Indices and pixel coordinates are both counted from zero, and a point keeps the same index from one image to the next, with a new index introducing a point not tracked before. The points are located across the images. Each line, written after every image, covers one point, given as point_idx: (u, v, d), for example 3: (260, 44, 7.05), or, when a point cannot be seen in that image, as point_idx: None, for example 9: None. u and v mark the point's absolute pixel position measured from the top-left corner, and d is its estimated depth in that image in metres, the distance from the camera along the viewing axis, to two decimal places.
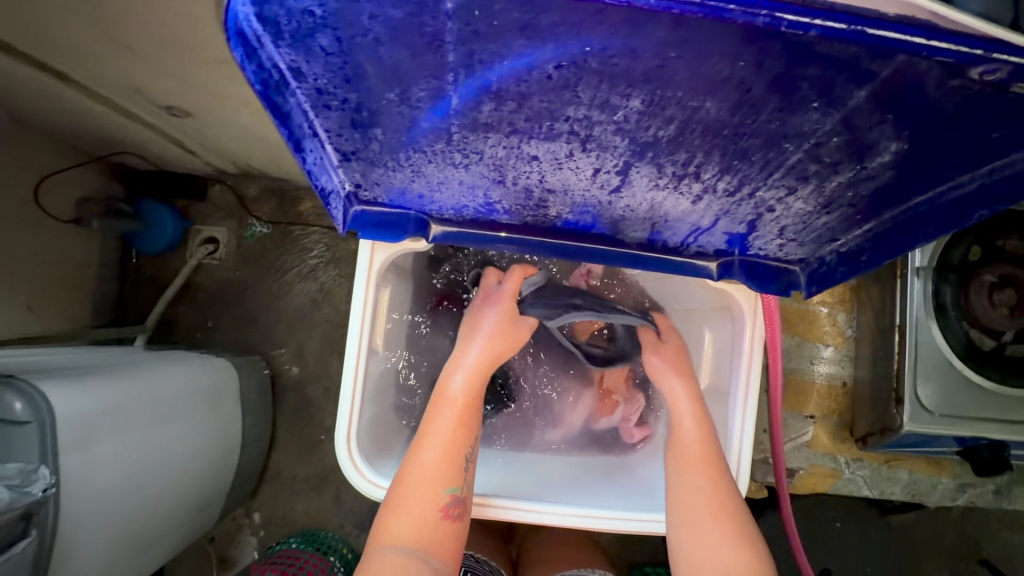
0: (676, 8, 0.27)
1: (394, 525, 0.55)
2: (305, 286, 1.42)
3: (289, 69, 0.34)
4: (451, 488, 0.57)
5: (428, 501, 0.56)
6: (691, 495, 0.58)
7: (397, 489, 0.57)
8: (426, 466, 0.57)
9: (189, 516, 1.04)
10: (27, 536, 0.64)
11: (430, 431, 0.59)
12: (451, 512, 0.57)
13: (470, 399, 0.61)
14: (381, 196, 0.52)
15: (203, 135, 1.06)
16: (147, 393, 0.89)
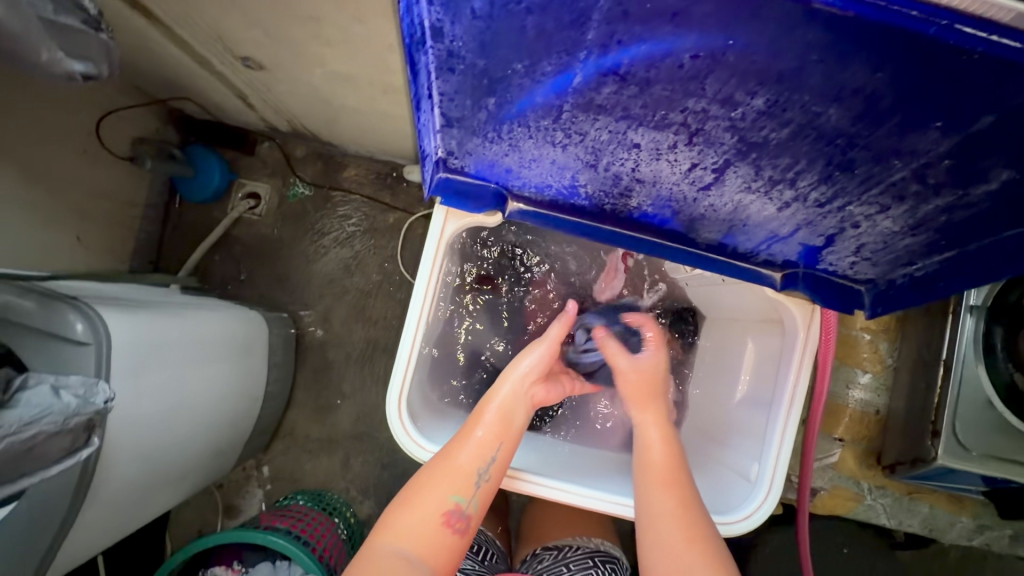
0: (852, 9, 0.28)
1: (397, 522, 0.56)
2: (339, 252, 1.44)
3: (432, 27, 0.36)
4: (457, 497, 0.58)
5: (438, 505, 0.57)
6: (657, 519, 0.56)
7: (410, 489, 0.59)
8: (444, 473, 0.59)
9: (209, 459, 1.06)
10: (91, 444, 0.65)
11: (460, 441, 0.62)
12: (456, 528, 0.57)
13: (502, 413, 0.64)
14: (468, 165, 0.53)
15: (268, 90, 1.08)
16: (190, 333, 0.91)
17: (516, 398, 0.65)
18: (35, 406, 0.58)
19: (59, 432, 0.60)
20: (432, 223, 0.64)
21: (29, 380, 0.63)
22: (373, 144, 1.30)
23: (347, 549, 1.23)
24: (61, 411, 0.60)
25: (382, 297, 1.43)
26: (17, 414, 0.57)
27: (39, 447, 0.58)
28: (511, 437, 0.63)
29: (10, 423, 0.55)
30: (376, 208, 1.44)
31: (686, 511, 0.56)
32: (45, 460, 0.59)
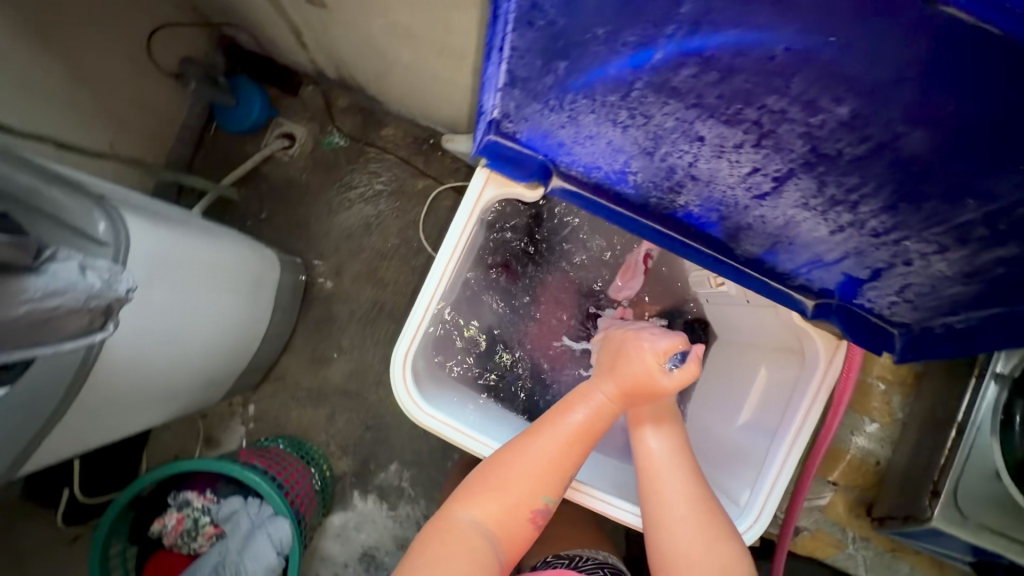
0: (977, 16, 0.27)
1: (482, 508, 0.59)
2: (363, 208, 1.43)
3: None
4: (546, 497, 0.60)
5: (522, 497, 0.59)
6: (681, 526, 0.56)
7: (495, 478, 0.60)
8: (527, 467, 0.59)
9: (200, 386, 1.07)
10: (104, 329, 0.64)
11: (548, 435, 0.61)
12: (536, 519, 0.60)
13: (591, 429, 0.61)
14: (520, 132, 0.51)
15: (323, 31, 1.07)
16: (205, 255, 0.91)
17: (613, 406, 0.62)
18: (58, 279, 0.57)
19: (78, 311, 0.59)
20: (470, 186, 0.63)
21: (58, 255, 0.60)
22: (416, 107, 1.29)
23: (317, 500, 1.23)
24: (84, 290, 0.59)
25: (397, 261, 1.42)
26: (42, 281, 0.56)
27: (55, 322, 0.57)
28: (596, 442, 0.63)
29: (33, 289, 0.54)
30: (407, 171, 1.43)
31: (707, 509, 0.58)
32: (64, 335, 0.59)
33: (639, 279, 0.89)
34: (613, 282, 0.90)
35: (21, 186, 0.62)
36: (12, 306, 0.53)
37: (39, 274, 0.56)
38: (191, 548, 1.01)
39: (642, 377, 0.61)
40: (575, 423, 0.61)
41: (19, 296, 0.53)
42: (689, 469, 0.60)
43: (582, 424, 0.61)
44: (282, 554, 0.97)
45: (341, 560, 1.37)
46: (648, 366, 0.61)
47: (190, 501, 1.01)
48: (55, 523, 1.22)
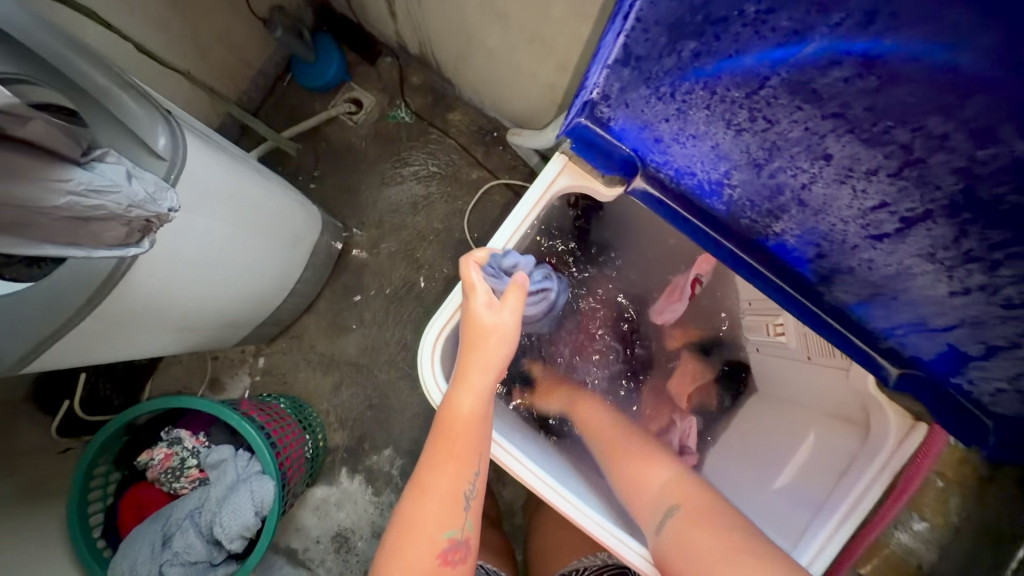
0: None
1: None
2: (413, 186, 1.42)
3: None
4: (451, 532, 0.56)
5: (426, 546, 0.54)
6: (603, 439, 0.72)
7: (397, 552, 0.54)
8: (422, 516, 0.55)
9: (218, 327, 1.05)
10: (140, 245, 0.61)
11: (433, 469, 0.56)
12: (451, 557, 0.56)
13: (469, 427, 0.57)
14: (614, 119, 0.49)
15: (420, 2, 1.06)
16: (255, 195, 0.90)
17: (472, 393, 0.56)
18: (104, 178, 0.55)
19: (117, 219, 0.56)
20: (544, 172, 0.59)
21: (108, 157, 0.57)
22: (489, 97, 1.27)
23: (306, 468, 1.20)
24: (127, 197, 0.56)
25: (436, 246, 1.40)
26: (86, 177, 0.54)
27: (93, 223, 0.56)
28: (484, 434, 0.58)
29: (74, 182, 0.53)
30: (465, 159, 1.41)
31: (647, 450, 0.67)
32: (100, 242, 0.57)
33: (683, 304, 0.83)
34: (656, 303, 0.86)
35: (85, 79, 0.59)
36: (50, 194, 0.51)
37: (84, 170, 0.54)
38: (172, 488, 0.98)
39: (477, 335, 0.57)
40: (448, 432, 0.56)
41: (61, 186, 0.52)
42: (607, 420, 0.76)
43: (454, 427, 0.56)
44: (260, 515, 0.93)
45: (315, 534, 1.33)
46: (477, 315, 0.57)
47: (182, 440, 0.98)
48: (51, 429, 1.20)
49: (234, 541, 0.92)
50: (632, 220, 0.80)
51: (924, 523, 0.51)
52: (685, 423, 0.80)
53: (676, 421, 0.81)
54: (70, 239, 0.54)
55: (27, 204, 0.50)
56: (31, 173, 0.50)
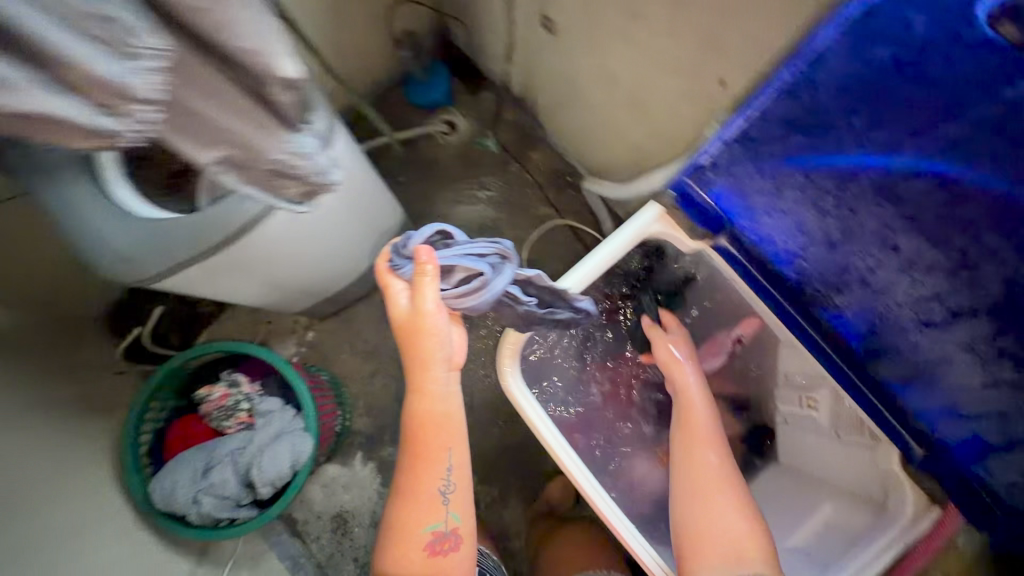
0: None
1: (404, 563, 0.77)
2: (485, 209, 1.54)
3: (820, 54, 0.51)
4: (434, 525, 0.79)
5: (416, 537, 0.78)
6: (704, 469, 0.75)
7: (402, 544, 0.78)
8: (412, 515, 0.78)
9: (290, 294, 1.15)
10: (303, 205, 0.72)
11: (413, 478, 0.78)
12: (437, 541, 0.79)
13: (430, 423, 0.77)
14: (713, 181, 0.60)
15: (537, 54, 1.20)
16: (365, 189, 1.01)
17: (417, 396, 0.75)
18: (305, 145, 0.65)
19: (302, 179, 0.67)
20: (640, 215, 0.70)
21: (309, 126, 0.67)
22: (573, 146, 1.40)
23: (330, 441, 1.26)
24: (315, 164, 0.67)
25: None
26: (296, 143, 0.64)
27: (280, 178, 0.65)
28: (442, 439, 0.78)
29: (289, 144, 0.62)
30: (537, 196, 1.54)
31: (729, 478, 0.75)
32: (279, 194, 0.67)
33: (720, 357, 0.90)
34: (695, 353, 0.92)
35: None
36: (274, 149, 0.61)
37: (297, 136, 0.64)
38: (220, 425, 1.06)
39: (405, 337, 0.72)
40: (417, 434, 0.77)
41: (280, 145, 0.62)
42: (712, 437, 0.78)
43: (418, 430, 0.77)
44: (294, 468, 1.01)
45: (316, 509, 1.37)
46: (400, 318, 0.71)
47: (238, 384, 1.06)
48: (116, 350, 1.31)
49: (264, 487, 0.99)
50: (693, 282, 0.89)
51: None
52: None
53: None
54: (266, 187, 0.65)
55: (256, 150, 0.60)
56: (267, 130, 0.59)
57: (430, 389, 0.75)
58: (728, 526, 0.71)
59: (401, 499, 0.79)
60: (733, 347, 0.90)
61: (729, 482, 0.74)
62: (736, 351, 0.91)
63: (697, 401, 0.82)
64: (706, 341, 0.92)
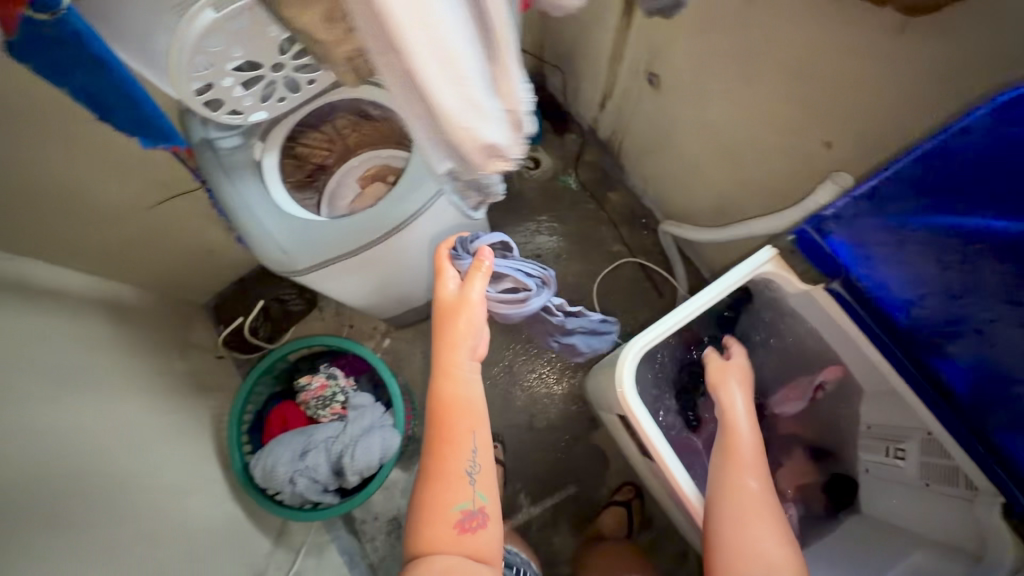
0: None
1: (433, 542, 0.76)
2: (560, 241, 1.63)
3: (948, 138, 0.58)
4: (463, 505, 0.78)
5: (445, 517, 0.77)
6: (744, 492, 0.77)
7: (431, 522, 0.77)
8: (442, 493, 0.78)
9: (387, 300, 1.25)
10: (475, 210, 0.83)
11: (445, 455, 0.81)
12: (466, 522, 0.78)
13: (466, 398, 0.84)
14: (840, 232, 0.72)
15: (634, 104, 1.30)
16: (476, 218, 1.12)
17: (454, 373, 0.84)
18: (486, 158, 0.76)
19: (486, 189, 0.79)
20: (756, 255, 0.82)
21: None
22: (655, 190, 1.48)
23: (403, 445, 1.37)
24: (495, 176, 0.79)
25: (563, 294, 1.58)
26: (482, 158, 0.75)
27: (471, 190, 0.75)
28: (471, 418, 0.83)
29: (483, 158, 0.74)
30: (611, 233, 1.62)
31: (769, 503, 0.77)
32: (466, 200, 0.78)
33: (802, 403, 0.95)
34: (776, 395, 0.98)
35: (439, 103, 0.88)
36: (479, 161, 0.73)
37: None
38: (315, 413, 1.14)
39: (447, 314, 0.84)
40: (446, 411, 0.83)
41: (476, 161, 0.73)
42: (756, 458, 0.81)
43: (452, 405, 0.83)
44: (379, 461, 1.08)
45: (375, 510, 1.43)
46: (447, 296, 0.85)
47: (335, 378, 1.16)
48: (218, 336, 1.44)
49: (352, 476, 1.06)
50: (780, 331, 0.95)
51: None
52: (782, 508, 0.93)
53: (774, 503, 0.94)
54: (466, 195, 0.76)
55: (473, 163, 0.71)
56: None
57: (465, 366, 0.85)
58: (765, 550, 0.73)
59: (430, 478, 0.80)
60: (817, 396, 0.95)
61: (769, 506, 0.76)
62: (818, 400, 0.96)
63: (742, 422, 0.84)
64: (788, 385, 0.97)
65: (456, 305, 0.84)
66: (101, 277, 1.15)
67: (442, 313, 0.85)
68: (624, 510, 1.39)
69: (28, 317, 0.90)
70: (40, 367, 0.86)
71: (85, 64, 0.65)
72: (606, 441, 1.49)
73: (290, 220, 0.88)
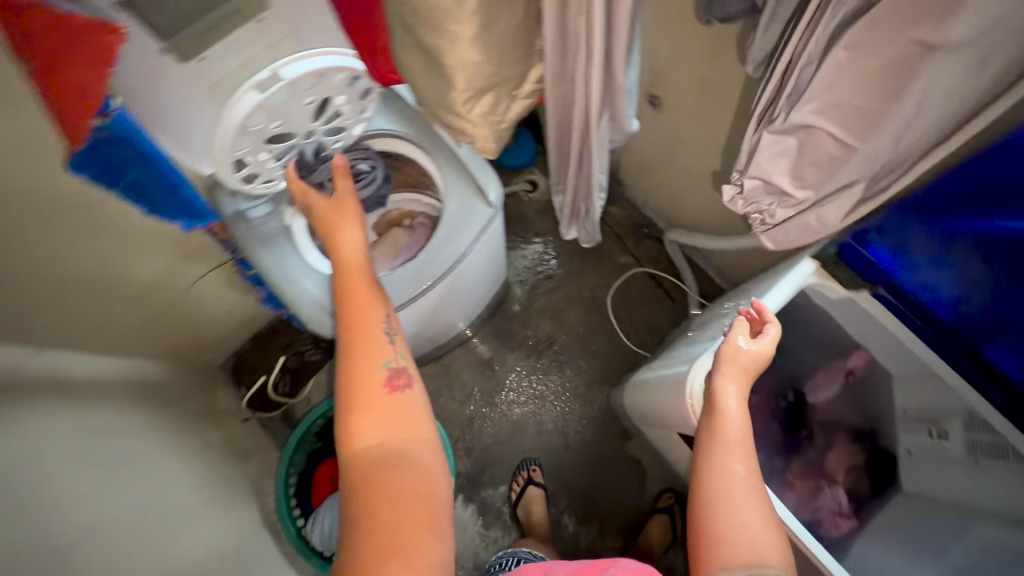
0: None
1: (365, 425, 0.65)
2: (570, 258, 1.66)
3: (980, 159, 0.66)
4: (387, 364, 0.69)
5: (370, 387, 0.67)
6: (731, 478, 0.64)
7: (354, 401, 0.66)
8: (357, 375, 0.68)
9: (425, 342, 1.27)
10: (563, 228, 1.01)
11: (356, 342, 0.70)
12: (392, 386, 0.68)
13: (363, 278, 0.75)
14: (876, 241, 0.84)
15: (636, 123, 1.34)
16: (499, 258, 1.18)
17: (349, 264, 0.76)
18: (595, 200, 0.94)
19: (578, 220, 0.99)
20: (800, 268, 0.88)
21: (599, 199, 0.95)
22: (658, 201, 1.53)
23: None
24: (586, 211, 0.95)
25: (579, 311, 1.61)
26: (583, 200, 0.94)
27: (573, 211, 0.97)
28: (369, 290, 0.75)
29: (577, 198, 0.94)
30: (619, 245, 1.66)
31: (756, 485, 0.64)
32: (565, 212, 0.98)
33: (835, 386, 1.00)
34: (812, 383, 1.03)
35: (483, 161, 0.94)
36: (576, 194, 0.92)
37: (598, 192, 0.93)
38: None
39: (330, 209, 0.80)
40: (351, 311, 0.72)
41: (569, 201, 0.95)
42: (746, 439, 0.67)
43: (356, 310, 0.72)
44: None
45: None
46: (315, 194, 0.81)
47: None
48: (242, 399, 1.41)
49: None
50: (805, 329, 1.01)
51: None
52: (834, 491, 0.96)
53: (824, 487, 0.97)
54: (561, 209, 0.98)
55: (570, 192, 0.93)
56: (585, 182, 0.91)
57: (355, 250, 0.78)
58: (758, 535, 0.61)
59: (343, 353, 0.70)
60: (847, 378, 0.99)
61: (757, 489, 0.64)
62: (851, 382, 1.00)
63: (734, 403, 0.69)
64: (821, 371, 1.02)
65: (337, 204, 0.80)
66: (130, 355, 1.13)
67: (322, 211, 0.80)
68: (668, 520, 1.39)
69: (71, 408, 0.89)
70: (95, 453, 0.86)
71: (138, 163, 0.68)
72: (637, 449, 1.52)
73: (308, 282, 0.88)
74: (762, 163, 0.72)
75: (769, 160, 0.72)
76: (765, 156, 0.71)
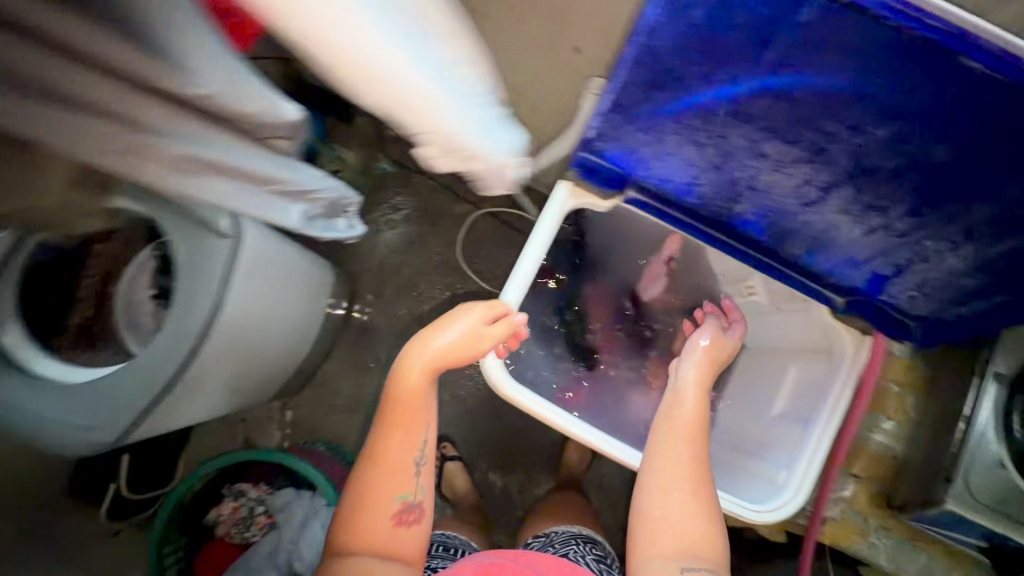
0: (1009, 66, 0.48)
1: (361, 536, 0.68)
2: (406, 228, 1.55)
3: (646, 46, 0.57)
4: (401, 499, 0.71)
5: (383, 509, 0.70)
6: (676, 466, 0.73)
7: (359, 516, 0.69)
8: (380, 498, 0.70)
9: (265, 381, 1.15)
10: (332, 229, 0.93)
11: (389, 466, 0.72)
12: (400, 517, 0.71)
13: (417, 397, 0.76)
14: (605, 148, 0.77)
15: None
16: (297, 268, 1.05)
17: (414, 381, 0.76)
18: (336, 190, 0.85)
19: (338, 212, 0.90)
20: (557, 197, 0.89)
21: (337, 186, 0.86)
22: None
23: None
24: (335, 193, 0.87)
25: (435, 278, 1.53)
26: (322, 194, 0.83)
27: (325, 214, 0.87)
28: (418, 414, 0.76)
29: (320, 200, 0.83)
30: (451, 196, 1.56)
31: (703, 473, 0.73)
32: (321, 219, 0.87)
33: (662, 280, 1.07)
34: (641, 283, 1.08)
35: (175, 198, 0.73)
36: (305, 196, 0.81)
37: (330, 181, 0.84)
38: (245, 536, 1.07)
39: (438, 324, 0.80)
40: (395, 436, 0.74)
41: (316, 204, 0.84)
42: (700, 433, 0.77)
43: (404, 433, 0.74)
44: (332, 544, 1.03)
45: None
46: (446, 320, 0.80)
47: (245, 491, 1.08)
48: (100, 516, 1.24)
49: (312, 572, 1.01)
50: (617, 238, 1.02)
51: (888, 422, 1.01)
52: None
53: None
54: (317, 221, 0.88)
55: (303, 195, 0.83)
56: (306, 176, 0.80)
57: (420, 381, 0.77)
58: (689, 525, 0.67)
59: (368, 461, 0.72)
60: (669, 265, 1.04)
61: (704, 478, 0.72)
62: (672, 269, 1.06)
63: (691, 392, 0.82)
64: (646, 269, 1.06)
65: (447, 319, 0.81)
66: None
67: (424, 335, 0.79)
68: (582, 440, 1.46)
69: None
70: None
71: None
72: None
73: (115, 400, 0.74)
74: (408, 125, 0.58)
75: (410, 121, 0.57)
76: (403, 118, 0.57)
